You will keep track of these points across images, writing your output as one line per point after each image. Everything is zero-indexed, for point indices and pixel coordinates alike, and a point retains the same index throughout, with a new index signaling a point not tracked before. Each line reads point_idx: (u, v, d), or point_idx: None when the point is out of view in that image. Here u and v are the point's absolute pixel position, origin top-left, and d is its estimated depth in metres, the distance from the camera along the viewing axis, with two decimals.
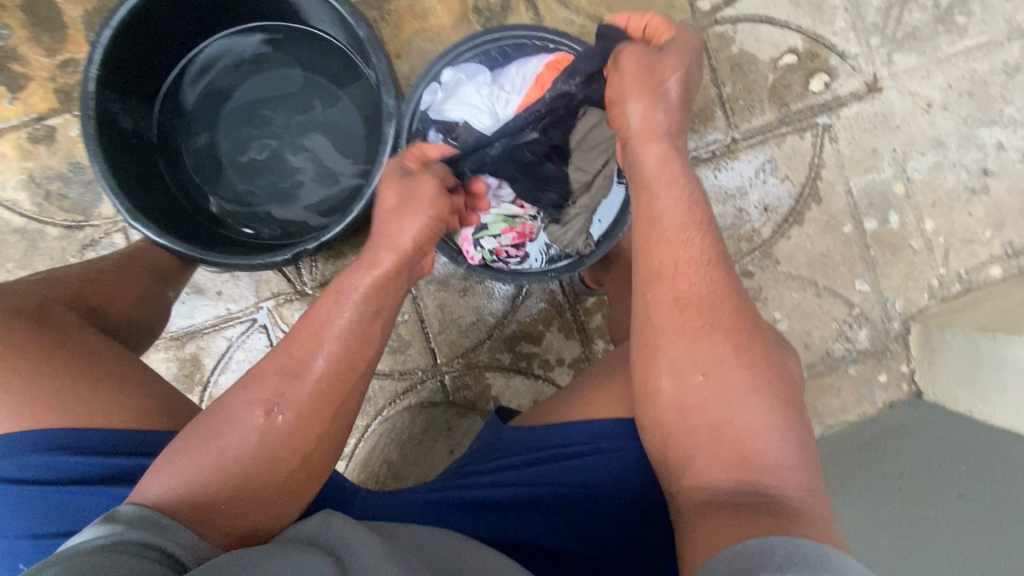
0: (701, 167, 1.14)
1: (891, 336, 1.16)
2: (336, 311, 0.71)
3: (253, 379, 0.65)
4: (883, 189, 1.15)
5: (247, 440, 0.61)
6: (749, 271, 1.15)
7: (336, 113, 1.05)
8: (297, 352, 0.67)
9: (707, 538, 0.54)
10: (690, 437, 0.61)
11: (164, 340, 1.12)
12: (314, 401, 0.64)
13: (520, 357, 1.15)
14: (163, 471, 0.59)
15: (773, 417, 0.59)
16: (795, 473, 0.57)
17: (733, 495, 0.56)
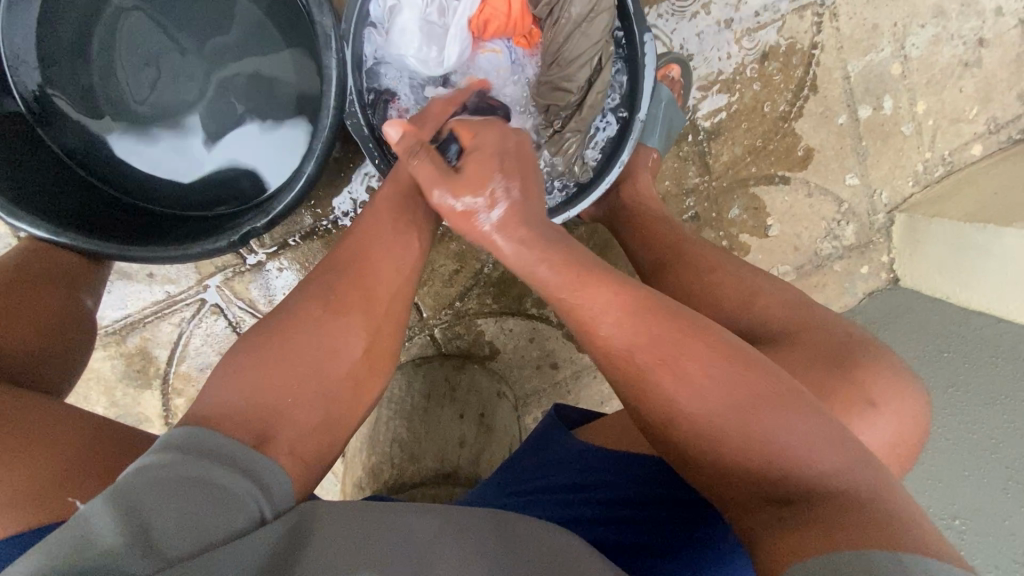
0: (694, 63, 1.02)
1: (876, 228, 1.15)
2: (387, 234, 0.65)
3: (312, 296, 0.59)
4: (880, 72, 1.07)
5: (301, 355, 0.55)
6: (742, 178, 1.07)
7: (238, 24, 0.75)
8: (342, 285, 0.60)
9: (782, 553, 0.44)
10: (720, 417, 0.50)
11: (99, 336, 0.95)
12: (371, 308, 0.60)
13: (511, 299, 1.07)
14: (236, 378, 0.52)
15: (780, 401, 0.50)
16: (818, 451, 0.48)
17: (788, 518, 0.46)
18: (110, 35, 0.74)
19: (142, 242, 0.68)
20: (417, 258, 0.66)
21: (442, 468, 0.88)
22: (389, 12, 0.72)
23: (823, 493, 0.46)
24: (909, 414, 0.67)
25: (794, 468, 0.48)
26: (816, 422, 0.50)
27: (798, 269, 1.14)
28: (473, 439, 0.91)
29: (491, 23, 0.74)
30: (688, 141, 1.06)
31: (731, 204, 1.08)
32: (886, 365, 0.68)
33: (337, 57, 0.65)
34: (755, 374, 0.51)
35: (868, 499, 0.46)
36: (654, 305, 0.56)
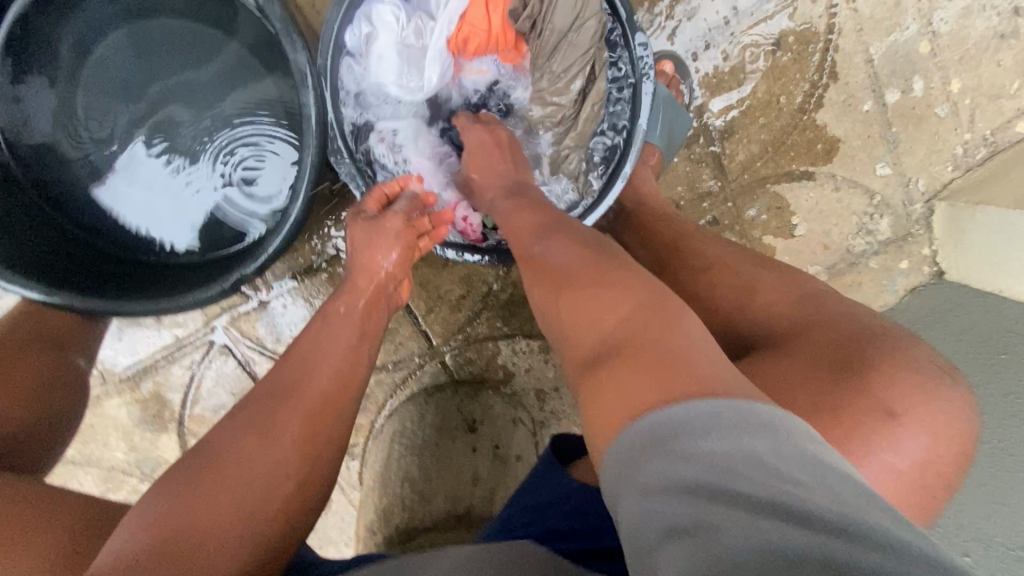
0: (700, 60, 0.96)
1: (914, 219, 1.06)
2: (327, 339, 0.65)
3: (244, 422, 0.57)
4: (907, 51, 0.99)
5: (239, 480, 0.52)
6: (761, 177, 1.00)
7: (230, 67, 0.74)
8: (279, 405, 0.58)
9: (603, 419, 0.44)
10: (574, 314, 0.53)
11: (114, 384, 0.96)
12: (308, 418, 0.58)
13: (522, 319, 1.02)
14: (148, 518, 0.49)
15: (629, 290, 0.51)
16: (660, 318, 0.47)
17: (616, 367, 0.46)
18: (105, 91, 0.75)
19: (135, 296, 0.67)
20: (357, 355, 0.66)
21: (454, 508, 0.89)
22: (366, 41, 0.69)
23: (655, 348, 0.45)
24: (960, 425, 0.59)
25: (647, 338, 0.46)
26: (676, 321, 0.47)
27: (829, 268, 1.06)
28: (487, 474, 0.92)
29: (472, 40, 0.72)
30: (699, 142, 1.00)
31: (750, 206, 1.01)
32: (905, 359, 0.60)
33: (316, 93, 0.62)
34: (631, 282, 0.52)
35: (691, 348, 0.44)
36: (590, 247, 0.58)
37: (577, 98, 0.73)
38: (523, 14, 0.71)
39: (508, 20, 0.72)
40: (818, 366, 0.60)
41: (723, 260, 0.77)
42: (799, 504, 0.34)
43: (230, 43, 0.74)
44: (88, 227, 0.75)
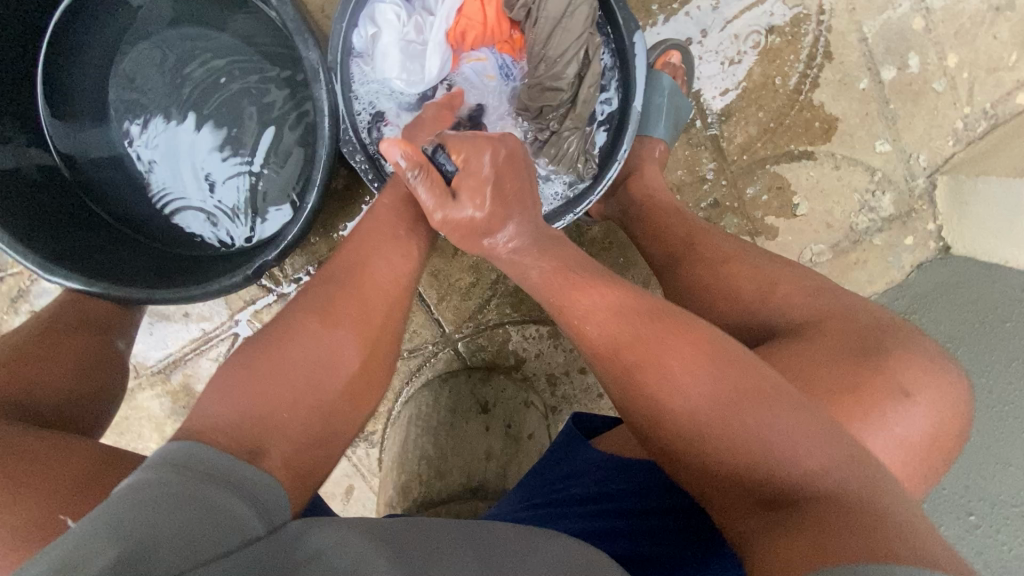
0: (694, 47, 0.99)
1: (917, 194, 1.07)
2: (373, 255, 0.65)
3: (305, 311, 0.59)
4: (901, 28, 1.00)
5: (296, 365, 0.55)
6: (761, 158, 1.02)
7: (244, 68, 0.79)
8: (336, 297, 0.60)
9: (785, 565, 0.43)
10: (708, 419, 0.51)
11: (147, 377, 1.01)
12: (362, 312, 0.61)
13: (531, 307, 1.06)
14: (228, 388, 0.52)
15: (747, 392, 0.51)
16: (806, 449, 0.49)
17: (776, 523, 0.47)
18: (129, 95, 0.79)
19: (166, 285, 0.71)
20: (413, 261, 0.68)
21: (468, 481, 0.92)
22: (371, 40, 0.73)
23: (829, 508, 0.46)
24: (947, 387, 0.62)
25: (820, 499, 0.47)
26: (804, 419, 0.50)
27: (834, 247, 1.07)
28: (500, 450, 0.95)
29: (468, 34, 0.75)
30: (698, 126, 1.02)
31: (751, 188, 1.03)
32: (920, 353, 0.63)
33: (327, 87, 0.67)
34: (754, 374, 0.53)
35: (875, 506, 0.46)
36: (642, 303, 0.59)
37: (575, 81, 0.75)
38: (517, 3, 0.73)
39: (502, 10, 0.74)
40: (840, 360, 0.62)
41: (738, 249, 0.78)
42: None
43: (247, 50, 0.78)
44: (117, 222, 0.79)
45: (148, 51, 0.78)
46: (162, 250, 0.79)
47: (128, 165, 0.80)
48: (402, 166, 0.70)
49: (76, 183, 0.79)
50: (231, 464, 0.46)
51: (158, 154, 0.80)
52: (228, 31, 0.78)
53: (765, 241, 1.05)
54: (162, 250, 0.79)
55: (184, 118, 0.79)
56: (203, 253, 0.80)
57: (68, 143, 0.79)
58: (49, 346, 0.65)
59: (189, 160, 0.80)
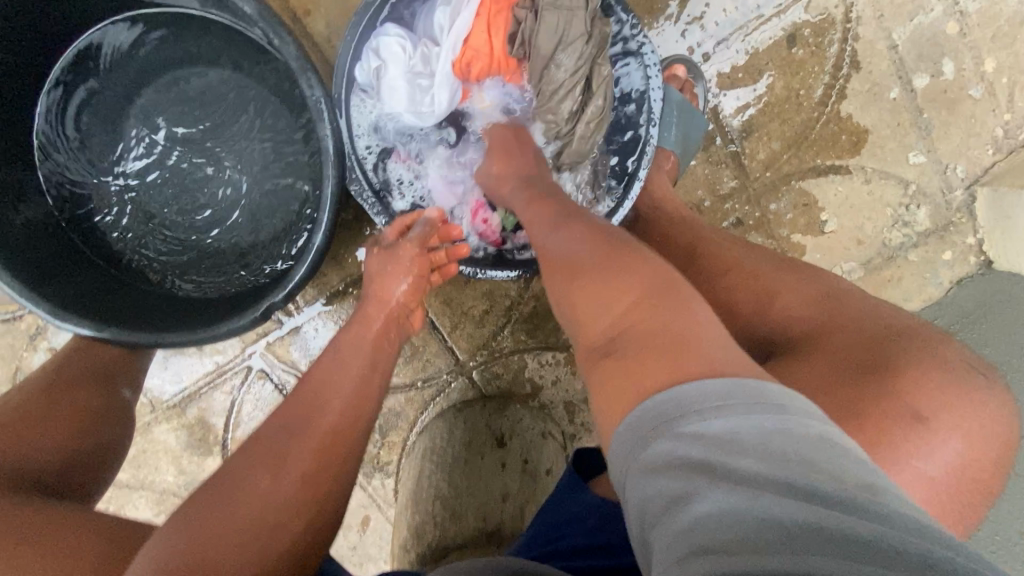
0: (711, 61, 0.95)
1: (954, 207, 1.01)
2: (334, 372, 0.65)
3: (245, 464, 0.56)
4: (933, 34, 0.95)
5: (238, 516, 0.52)
6: (786, 174, 0.98)
7: (252, 102, 0.78)
8: (285, 445, 0.58)
9: (609, 415, 0.46)
10: (569, 287, 0.56)
11: (163, 411, 1.01)
12: (314, 456, 0.58)
13: (547, 332, 1.03)
14: (158, 553, 0.49)
15: (598, 254, 0.55)
16: (637, 289, 0.51)
17: (608, 345, 0.50)
18: (139, 133, 0.79)
19: (177, 328, 0.70)
20: (362, 401, 0.65)
21: (485, 525, 0.89)
22: (376, 76, 0.71)
23: (656, 335, 0.46)
24: (992, 420, 0.58)
25: (639, 328, 0.48)
26: (677, 304, 0.49)
27: (866, 264, 1.02)
28: (517, 489, 0.93)
29: (474, 64, 0.72)
30: (719, 143, 0.98)
31: (776, 206, 0.98)
32: (930, 358, 0.58)
33: (332, 125, 0.65)
34: (637, 264, 0.53)
35: (687, 322, 0.47)
36: (591, 232, 0.59)
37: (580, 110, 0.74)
38: (523, 31, 0.71)
39: (509, 41, 0.71)
40: (843, 373, 0.58)
41: (740, 262, 0.75)
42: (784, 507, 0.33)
43: (260, 88, 0.77)
44: (127, 262, 0.79)
45: (163, 90, 0.78)
46: (175, 289, 0.79)
47: (141, 202, 0.80)
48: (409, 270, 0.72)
49: (91, 223, 0.79)
50: None
51: (169, 191, 0.79)
52: (234, 65, 0.77)
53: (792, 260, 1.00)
54: (176, 288, 0.79)
55: (195, 155, 0.79)
56: (215, 292, 0.79)
57: (84, 182, 0.78)
58: (50, 401, 0.64)
59: (201, 197, 0.79)
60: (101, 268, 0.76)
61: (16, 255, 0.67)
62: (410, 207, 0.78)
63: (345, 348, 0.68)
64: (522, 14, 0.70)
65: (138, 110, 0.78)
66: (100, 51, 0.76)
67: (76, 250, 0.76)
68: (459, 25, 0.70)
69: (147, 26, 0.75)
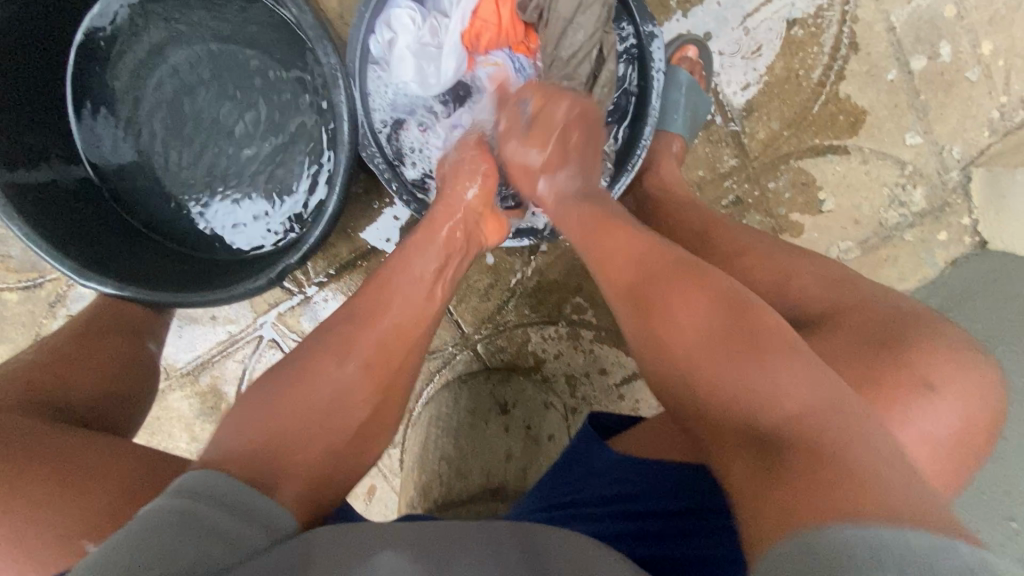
0: (712, 42, 0.97)
1: (950, 188, 1.03)
2: (404, 272, 0.68)
3: (321, 346, 0.61)
4: (931, 17, 0.97)
5: (315, 401, 0.57)
6: (785, 153, 1.00)
7: (264, 72, 0.81)
8: (353, 331, 0.63)
9: (762, 521, 0.42)
10: (683, 343, 0.53)
11: (177, 378, 1.04)
12: (379, 347, 0.63)
13: (550, 307, 1.05)
14: (237, 430, 0.53)
15: (723, 321, 0.52)
16: (796, 387, 0.46)
17: (762, 442, 0.45)
18: (154, 101, 0.81)
19: (195, 289, 0.73)
20: (430, 294, 0.69)
21: (489, 483, 0.92)
22: (388, 46, 0.74)
23: (804, 428, 0.44)
24: (977, 378, 0.60)
25: (798, 430, 0.44)
26: (812, 375, 0.47)
27: (863, 243, 1.05)
28: (520, 452, 0.96)
29: (483, 36, 0.76)
30: (719, 123, 1.00)
31: (775, 185, 1.01)
32: (931, 330, 0.61)
33: (347, 91, 0.68)
34: (761, 337, 0.50)
35: (865, 439, 0.44)
36: (659, 252, 0.60)
37: (589, 82, 0.76)
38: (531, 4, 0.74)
39: (517, 12, 0.75)
40: (864, 346, 0.61)
41: (751, 243, 0.76)
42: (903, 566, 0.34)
43: (275, 58, 0.80)
44: (145, 226, 0.82)
45: (180, 61, 0.81)
46: (190, 253, 0.82)
47: (155, 168, 0.82)
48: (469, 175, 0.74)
49: (110, 189, 0.82)
50: (252, 497, 0.47)
51: (183, 159, 0.82)
52: (248, 35, 0.80)
53: (790, 238, 1.02)
54: (191, 253, 0.82)
55: (209, 123, 0.81)
56: (230, 257, 0.82)
57: (103, 149, 0.81)
58: (83, 350, 0.68)
59: (214, 165, 0.82)
60: (121, 232, 0.79)
61: (41, 215, 0.70)
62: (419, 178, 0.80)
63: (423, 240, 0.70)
64: None
65: (156, 80, 0.81)
66: (120, 23, 0.79)
67: (97, 214, 0.79)
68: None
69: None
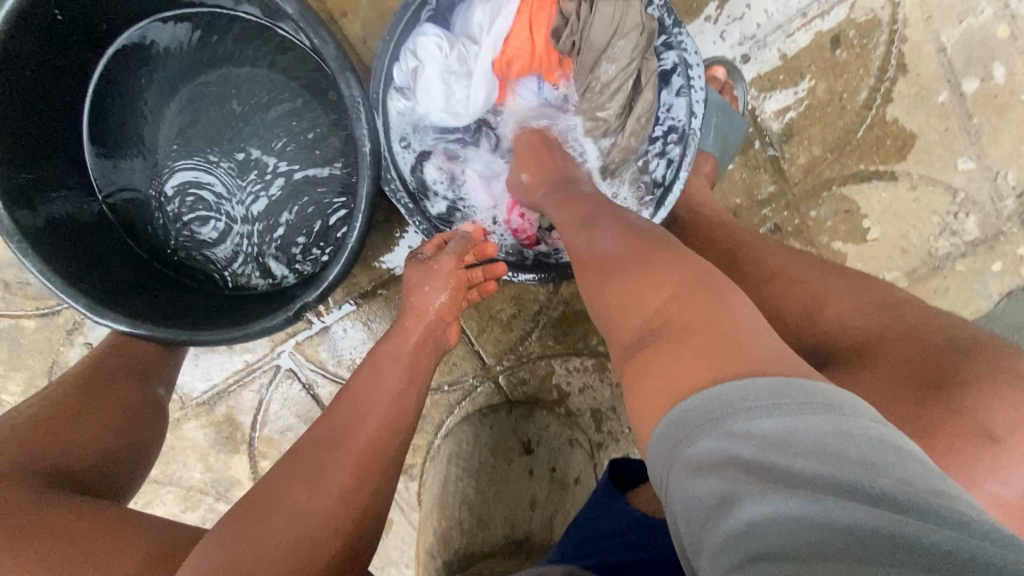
0: (748, 62, 0.91)
1: (1004, 217, 0.97)
2: (367, 384, 0.62)
3: (291, 474, 0.54)
4: (984, 36, 0.91)
5: (281, 533, 0.51)
6: (826, 180, 0.94)
7: (282, 100, 0.79)
8: (327, 455, 0.56)
9: (647, 409, 0.43)
10: (603, 269, 0.55)
11: (192, 408, 1.02)
12: (359, 472, 0.56)
13: (575, 338, 1.01)
14: (198, 566, 0.48)
15: (625, 243, 0.55)
16: (673, 277, 0.48)
17: (651, 331, 0.47)
18: (173, 131, 0.80)
19: (213, 326, 0.71)
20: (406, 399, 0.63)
21: (512, 531, 0.88)
22: (414, 76, 0.71)
23: (690, 318, 0.45)
24: None
25: (679, 318, 0.46)
26: (679, 272, 0.49)
27: (910, 274, 0.99)
28: (545, 495, 0.90)
29: (514, 63, 0.72)
30: (757, 147, 0.94)
31: (816, 213, 0.95)
32: (1006, 372, 0.52)
33: (369, 125, 0.65)
34: (652, 251, 0.52)
35: (729, 309, 0.44)
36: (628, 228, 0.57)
37: (624, 111, 0.72)
38: (565, 33, 0.70)
39: (551, 39, 0.71)
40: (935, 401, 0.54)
41: (786, 268, 0.70)
42: (889, 480, 0.32)
43: (295, 87, 0.78)
44: (159, 259, 0.80)
45: (196, 91, 0.79)
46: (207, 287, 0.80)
47: (171, 200, 0.80)
48: (443, 285, 0.69)
49: (126, 223, 0.80)
50: None
51: (200, 188, 0.80)
52: (265, 62, 0.78)
53: None
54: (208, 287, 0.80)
55: (226, 152, 0.80)
56: (248, 291, 0.80)
57: (118, 181, 0.79)
58: (88, 400, 0.65)
59: (232, 196, 0.80)
60: (137, 267, 0.77)
61: (56, 251, 0.68)
62: (445, 210, 0.78)
63: (386, 355, 0.65)
64: (567, 13, 0.69)
65: (172, 111, 0.79)
66: (134, 52, 0.77)
67: (112, 248, 0.77)
68: (500, 24, 0.70)
69: (181, 23, 0.77)
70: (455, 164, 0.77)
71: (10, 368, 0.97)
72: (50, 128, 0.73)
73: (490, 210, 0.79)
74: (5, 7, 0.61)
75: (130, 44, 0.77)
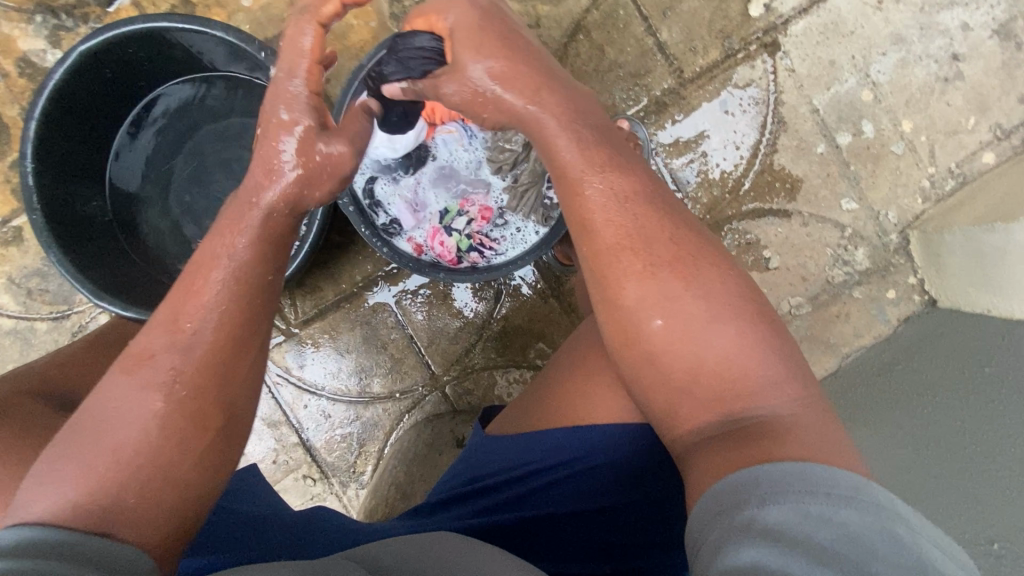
0: (651, 119, 1.09)
1: (891, 249, 1.10)
2: (205, 262, 0.60)
3: (131, 370, 0.56)
4: (850, 100, 1.09)
5: (133, 428, 0.54)
6: (727, 215, 1.10)
7: None
8: (171, 343, 0.57)
9: (748, 399, 0.56)
10: (643, 288, 0.61)
11: None
12: (212, 351, 0.57)
13: (514, 352, 1.13)
14: (60, 484, 0.51)
15: (676, 282, 0.60)
16: (716, 346, 0.58)
17: (731, 368, 0.57)
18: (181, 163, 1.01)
19: None
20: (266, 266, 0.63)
21: None
22: None
23: (710, 364, 0.57)
24: None
25: (720, 375, 0.57)
26: (732, 333, 0.58)
27: (812, 299, 1.11)
28: None
29: (438, 110, 0.91)
30: None
31: None
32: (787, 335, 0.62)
33: None
34: (703, 262, 0.62)
35: (757, 398, 0.56)
36: (656, 216, 0.63)
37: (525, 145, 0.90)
38: None
39: None
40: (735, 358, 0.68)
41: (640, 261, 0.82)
42: (852, 511, 0.45)
43: None
44: (158, 266, 0.99)
45: (199, 133, 1.01)
46: None
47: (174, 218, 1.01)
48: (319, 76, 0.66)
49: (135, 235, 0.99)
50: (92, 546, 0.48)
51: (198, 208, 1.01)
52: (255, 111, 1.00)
53: None
54: None
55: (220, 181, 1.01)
56: None
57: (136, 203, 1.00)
58: (92, 358, 0.84)
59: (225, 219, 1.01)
60: (137, 268, 0.95)
61: (74, 250, 0.86)
62: (387, 222, 0.94)
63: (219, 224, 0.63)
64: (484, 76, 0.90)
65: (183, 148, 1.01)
66: (156, 103, 1.00)
67: (121, 252, 0.95)
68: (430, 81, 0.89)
69: (193, 84, 1.00)
70: (397, 185, 0.94)
71: (20, 364, 1.12)
72: (84, 158, 0.93)
73: (421, 225, 0.95)
74: (67, 62, 0.82)
75: (151, 97, 0.99)
